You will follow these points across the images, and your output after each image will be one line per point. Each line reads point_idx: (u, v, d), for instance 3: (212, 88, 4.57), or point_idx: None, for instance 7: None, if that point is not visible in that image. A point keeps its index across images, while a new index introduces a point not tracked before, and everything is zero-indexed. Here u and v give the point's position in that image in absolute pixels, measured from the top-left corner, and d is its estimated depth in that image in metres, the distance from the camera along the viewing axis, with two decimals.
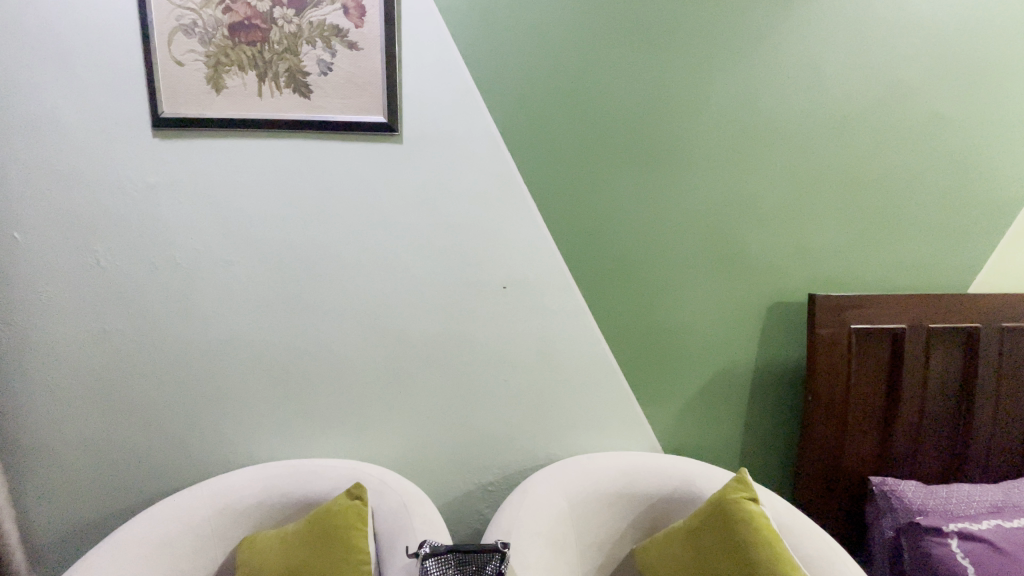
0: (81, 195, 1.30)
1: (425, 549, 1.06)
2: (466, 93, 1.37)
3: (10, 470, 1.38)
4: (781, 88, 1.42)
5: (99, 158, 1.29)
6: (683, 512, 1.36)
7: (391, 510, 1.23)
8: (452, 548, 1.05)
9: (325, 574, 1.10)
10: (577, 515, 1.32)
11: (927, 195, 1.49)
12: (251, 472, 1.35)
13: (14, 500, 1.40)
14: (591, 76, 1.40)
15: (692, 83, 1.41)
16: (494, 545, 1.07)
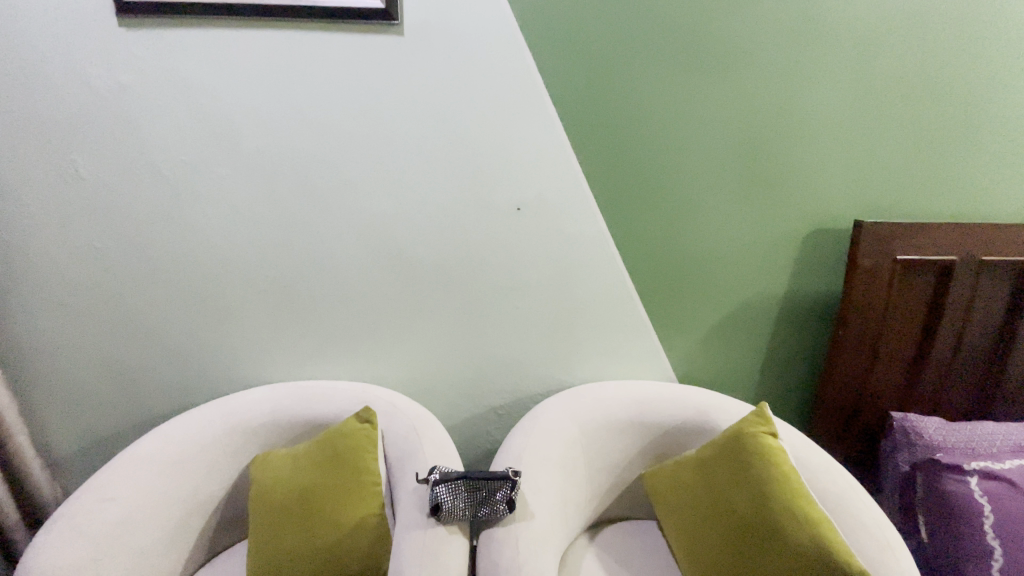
0: (47, 95, 1.16)
1: (436, 476, 1.04)
2: None
3: (19, 385, 1.39)
4: None
5: (60, 50, 1.13)
6: (696, 441, 1.34)
7: (400, 433, 1.22)
8: (463, 475, 1.04)
9: (336, 494, 1.11)
10: (589, 441, 1.29)
11: (1005, 108, 1.29)
12: (259, 392, 1.33)
13: (28, 413, 1.41)
14: None
15: None
16: (505, 472, 1.05)
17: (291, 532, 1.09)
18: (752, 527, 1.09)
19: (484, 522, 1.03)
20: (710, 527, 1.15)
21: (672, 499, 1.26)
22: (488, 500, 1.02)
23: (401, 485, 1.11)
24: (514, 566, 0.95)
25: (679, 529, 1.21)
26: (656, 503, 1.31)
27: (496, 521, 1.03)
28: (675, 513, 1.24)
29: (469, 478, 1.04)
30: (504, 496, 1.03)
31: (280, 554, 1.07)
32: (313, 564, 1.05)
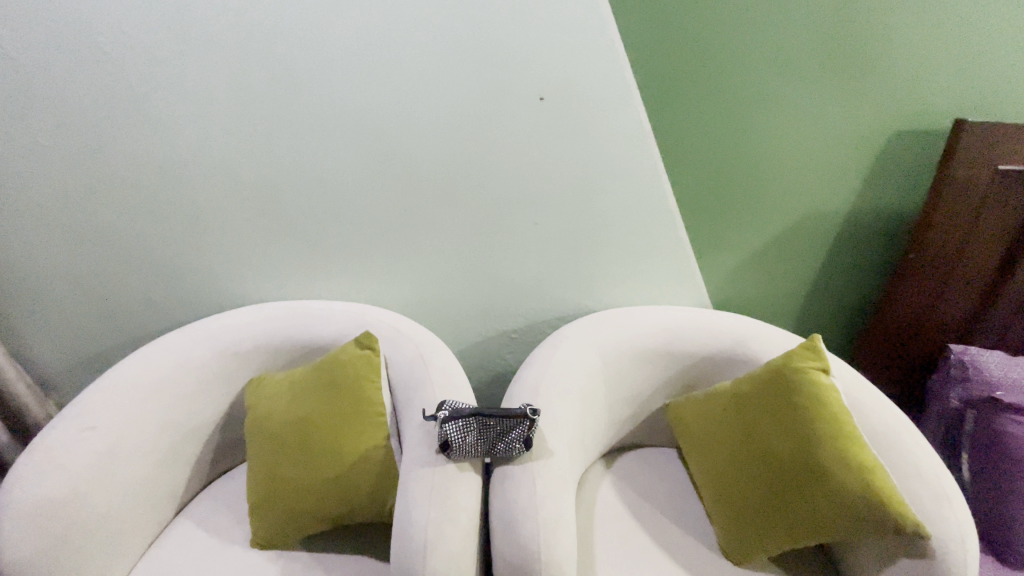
0: None
1: (444, 413, 0.92)
2: None
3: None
4: None
5: None
6: (731, 372, 1.21)
7: (405, 361, 1.10)
8: (474, 412, 0.92)
9: (335, 424, 1.02)
10: (612, 371, 1.17)
11: None
12: (249, 313, 1.22)
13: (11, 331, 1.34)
14: None
15: None
16: (522, 409, 0.92)
17: (292, 461, 1.02)
18: (794, 467, 1.00)
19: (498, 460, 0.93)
20: (743, 463, 1.07)
21: (701, 431, 1.16)
22: (501, 439, 0.92)
23: (407, 417, 1.02)
24: (530, 509, 0.87)
25: (706, 460, 1.14)
26: (680, 432, 1.22)
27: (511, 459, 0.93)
28: (702, 444, 1.16)
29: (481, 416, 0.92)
30: (520, 436, 0.92)
31: (283, 482, 1.01)
32: (317, 495, 1.00)
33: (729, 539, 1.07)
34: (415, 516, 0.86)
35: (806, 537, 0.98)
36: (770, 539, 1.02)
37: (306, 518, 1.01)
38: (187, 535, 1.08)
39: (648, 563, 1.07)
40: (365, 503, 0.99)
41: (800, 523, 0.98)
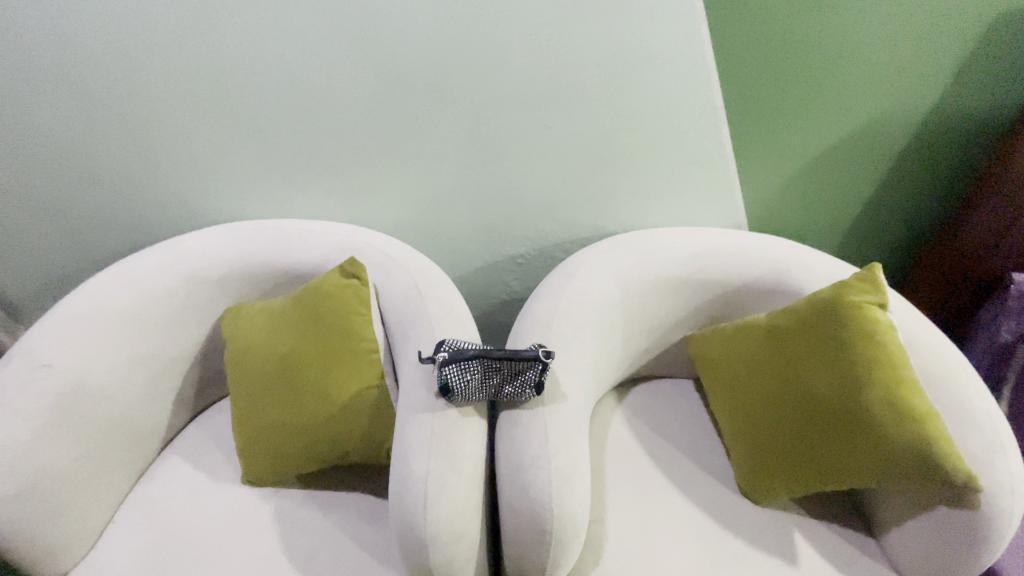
0: None
1: (443, 355, 0.80)
2: None
3: None
4: None
5: None
6: (766, 304, 1.07)
7: (398, 292, 0.96)
8: (477, 355, 0.79)
9: (321, 363, 0.91)
10: (632, 302, 1.02)
11: None
12: (218, 235, 1.07)
13: None
14: None
15: None
16: (533, 351, 0.80)
17: (278, 400, 0.92)
18: (833, 412, 0.90)
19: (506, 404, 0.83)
20: (774, 404, 0.97)
21: (727, 367, 1.06)
22: (509, 383, 0.80)
23: (403, 355, 0.90)
24: (542, 460, 0.78)
25: (730, 398, 1.05)
26: (702, 366, 1.11)
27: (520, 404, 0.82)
28: (727, 381, 1.05)
29: (486, 358, 0.79)
30: (530, 380, 0.80)
31: (271, 422, 0.93)
32: (308, 437, 0.91)
33: (750, 479, 1.01)
34: (414, 466, 0.78)
35: (837, 482, 0.91)
36: (796, 482, 0.95)
37: (297, 459, 0.93)
38: (175, 472, 1.02)
39: (661, 502, 1.02)
40: (360, 446, 0.91)
41: (833, 469, 0.91)
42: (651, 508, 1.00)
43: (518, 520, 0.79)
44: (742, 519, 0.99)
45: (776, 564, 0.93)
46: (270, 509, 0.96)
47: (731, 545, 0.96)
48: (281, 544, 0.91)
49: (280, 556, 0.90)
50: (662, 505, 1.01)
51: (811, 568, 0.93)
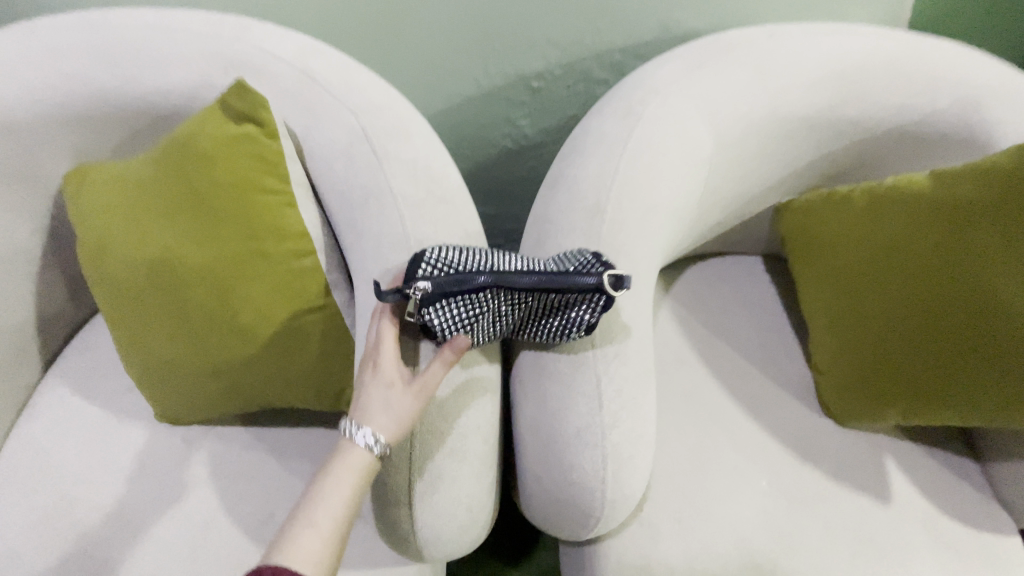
0: None
1: (422, 287, 0.45)
2: None
3: None
4: None
5: None
6: (908, 158, 0.72)
7: (334, 149, 0.55)
8: (486, 282, 0.46)
9: (216, 275, 0.54)
10: (723, 156, 0.63)
11: None
12: (10, 40, 0.61)
13: None
14: None
15: None
16: (588, 279, 0.45)
17: (165, 329, 0.58)
18: (1009, 325, 0.63)
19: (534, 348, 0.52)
20: (915, 306, 0.68)
21: (845, 250, 0.73)
22: (542, 317, 0.49)
23: (356, 260, 0.55)
24: (590, 432, 0.50)
25: (839, 293, 0.74)
26: (799, 252, 0.79)
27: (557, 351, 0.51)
28: (840, 269, 0.74)
29: (502, 287, 0.46)
30: (577, 319, 0.48)
31: (161, 359, 0.60)
32: (221, 382, 0.60)
33: (843, 398, 0.75)
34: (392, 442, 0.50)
35: (972, 415, 0.68)
36: (914, 410, 0.70)
37: (214, 407, 0.63)
38: (64, 406, 0.74)
39: (722, 426, 0.78)
40: (302, 398, 0.60)
41: (1000, 400, 0.65)
42: (709, 435, 0.77)
43: (546, 499, 0.54)
44: (823, 444, 0.78)
45: (862, 501, 0.74)
46: (203, 456, 0.71)
47: (808, 477, 0.76)
48: (223, 502, 0.68)
49: (223, 519, 0.67)
50: (723, 429, 0.78)
51: (903, 503, 0.75)
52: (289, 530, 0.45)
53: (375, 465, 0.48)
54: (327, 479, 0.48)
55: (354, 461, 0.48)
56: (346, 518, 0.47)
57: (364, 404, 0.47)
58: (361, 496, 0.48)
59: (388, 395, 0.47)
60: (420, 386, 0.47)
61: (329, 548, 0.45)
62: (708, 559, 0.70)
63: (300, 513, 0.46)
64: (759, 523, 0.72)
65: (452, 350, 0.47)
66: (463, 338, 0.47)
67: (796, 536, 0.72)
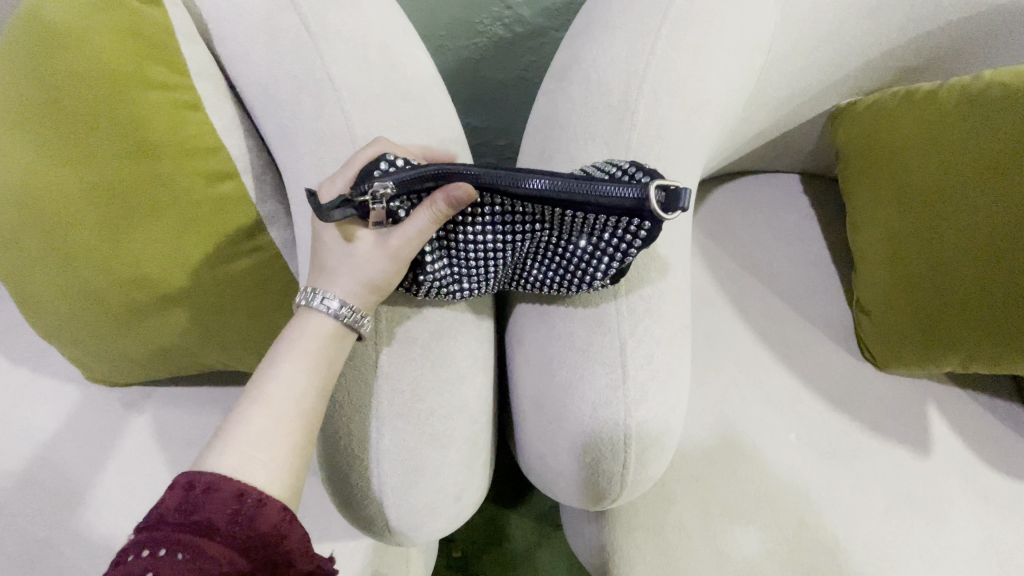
0: None
1: (385, 191, 0.35)
2: None
3: None
4: None
5: None
6: (1008, 42, 0.56)
7: (249, 24, 0.39)
8: (476, 183, 0.36)
9: (100, 202, 0.40)
10: (781, 37, 0.48)
11: None
12: None
13: None
14: None
15: None
16: (624, 192, 0.33)
17: (47, 278, 0.45)
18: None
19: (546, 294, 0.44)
20: (992, 230, 0.55)
21: (912, 163, 0.60)
22: (560, 239, 0.40)
23: (294, 184, 0.41)
24: (609, 409, 0.41)
25: (898, 214, 0.62)
26: (858, 171, 0.65)
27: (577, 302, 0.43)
28: (901, 186, 0.61)
29: (502, 192, 0.36)
30: (604, 252, 0.38)
31: (51, 316, 0.47)
32: (135, 341, 0.48)
33: (882, 335, 0.66)
34: (360, 422, 0.41)
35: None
36: (965, 351, 0.60)
37: (136, 369, 0.52)
38: None
39: (748, 373, 0.69)
40: (245, 357, 0.49)
41: None
42: (732, 384, 0.68)
43: (550, 478, 0.47)
44: (861, 392, 0.69)
45: (901, 454, 0.67)
46: (147, 421, 0.61)
47: (842, 428, 0.67)
48: (175, 473, 0.59)
49: None
50: (750, 377, 0.69)
51: (945, 453, 0.67)
52: (238, 409, 0.37)
53: (344, 332, 0.40)
54: (284, 351, 0.38)
55: (313, 330, 0.39)
56: (311, 396, 0.38)
57: (325, 267, 0.39)
58: (329, 369, 0.39)
59: (355, 254, 0.39)
60: (398, 239, 0.37)
61: (290, 433, 0.37)
62: (730, 521, 0.63)
63: (249, 388, 0.37)
64: (786, 480, 0.65)
65: (446, 204, 0.36)
66: (461, 188, 0.35)
67: (826, 492, 0.64)
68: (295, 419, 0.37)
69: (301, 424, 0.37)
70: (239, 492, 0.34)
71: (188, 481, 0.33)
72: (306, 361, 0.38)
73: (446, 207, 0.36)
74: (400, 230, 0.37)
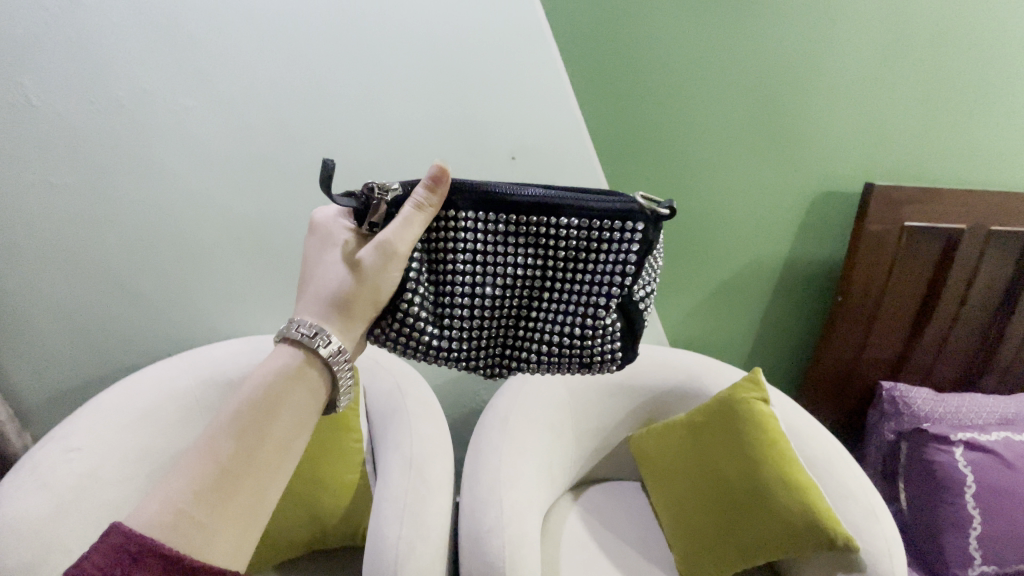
0: None
1: (393, 190, 0.71)
2: None
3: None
4: None
5: None
6: (683, 407, 1.32)
7: (382, 394, 1.17)
8: (512, 202, 0.74)
9: (315, 450, 1.05)
10: (577, 402, 1.27)
11: None
12: (235, 345, 1.27)
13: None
14: None
15: None
16: (615, 205, 0.75)
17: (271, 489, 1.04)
18: (769, 452, 1.09)
19: (554, 336, 0.78)
20: (716, 463, 1.13)
21: (669, 439, 1.24)
22: (554, 266, 0.77)
23: (317, 218, 0.76)
24: (500, 528, 0.94)
25: (677, 464, 1.20)
26: (644, 468, 1.27)
27: (581, 324, 0.78)
28: (674, 452, 1.21)
29: (519, 210, 0.74)
30: (605, 268, 0.77)
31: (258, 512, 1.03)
32: (291, 521, 1.02)
33: (686, 563, 1.10)
34: (384, 535, 0.91)
35: (779, 532, 1.02)
36: (745, 532, 1.05)
37: (279, 547, 1.02)
38: None
39: None
40: (340, 525, 1.04)
41: (761, 542, 1.03)
42: None
43: None
44: None
45: None
46: None
47: None
48: None
49: None
50: None
51: None
52: (183, 468, 0.57)
53: (271, 390, 0.64)
54: (224, 416, 0.62)
55: (245, 398, 0.63)
56: (236, 450, 0.59)
57: (337, 267, 0.70)
58: (252, 424, 0.61)
59: (353, 261, 0.69)
60: (385, 231, 0.69)
61: (221, 479, 0.57)
62: None
63: (194, 450, 0.58)
64: None
65: (423, 192, 0.70)
66: (442, 168, 0.70)
67: None
68: (228, 464, 0.58)
69: (233, 465, 0.58)
70: (168, 555, 0.49)
71: (124, 535, 0.48)
72: (236, 423, 0.61)
73: (429, 196, 0.70)
74: (388, 226, 0.70)
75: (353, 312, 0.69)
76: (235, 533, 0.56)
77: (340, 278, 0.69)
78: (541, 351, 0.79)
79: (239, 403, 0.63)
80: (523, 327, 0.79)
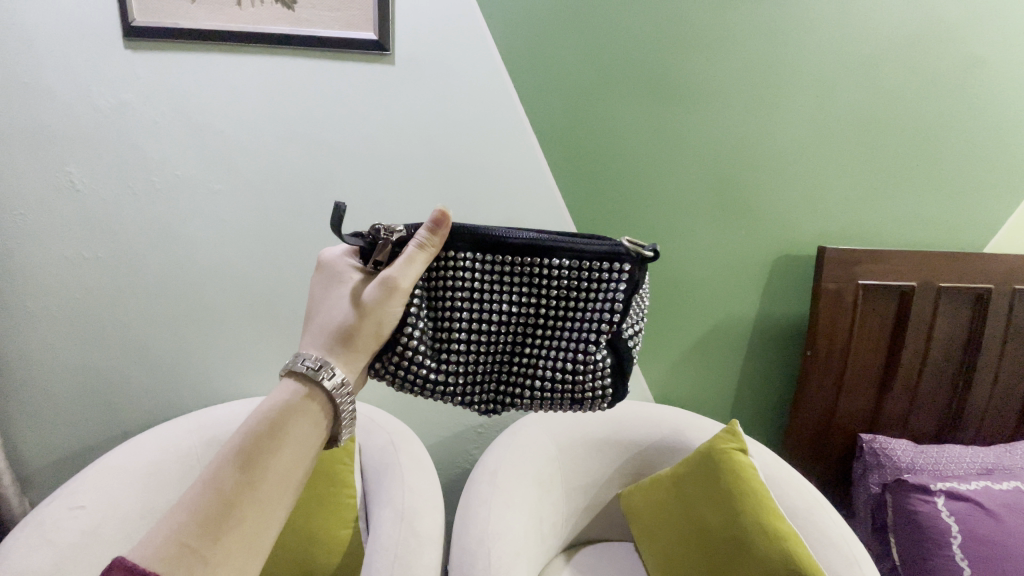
0: (37, 117, 1.14)
1: (398, 231, 0.82)
2: (470, 28, 1.21)
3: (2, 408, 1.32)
4: (811, 30, 1.26)
5: (59, 84, 1.13)
6: (669, 461, 1.36)
7: (376, 450, 1.22)
8: (508, 242, 0.85)
9: (311, 505, 1.09)
10: (566, 457, 1.31)
11: (963, 138, 1.35)
12: (239, 406, 1.34)
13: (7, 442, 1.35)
14: (607, 29, 1.24)
15: (712, 30, 1.25)
16: (606, 246, 0.87)
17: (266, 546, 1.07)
18: (750, 502, 1.12)
19: (547, 366, 0.87)
20: (701, 514, 1.16)
21: (656, 490, 1.27)
22: (550, 301, 0.87)
23: (326, 258, 0.86)
24: None
25: (664, 516, 1.22)
26: (634, 523, 1.29)
27: (574, 356, 0.87)
28: (661, 505, 1.24)
29: (514, 250, 0.85)
30: (596, 304, 0.87)
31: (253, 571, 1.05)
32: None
33: None
34: None
35: None
36: None
37: None
38: None
39: None
40: None
41: None
42: None
43: None
44: None
45: None
46: None
47: None
48: None
49: None
50: None
51: None
52: (187, 501, 0.63)
53: (271, 425, 0.71)
54: (226, 450, 0.68)
55: (246, 432, 0.69)
56: (236, 483, 0.65)
57: (345, 301, 0.79)
58: (252, 458, 0.67)
59: (359, 296, 0.79)
60: (390, 270, 0.79)
61: (221, 512, 0.63)
62: None
63: (198, 483, 0.64)
64: None
65: (427, 234, 0.81)
66: (443, 215, 0.81)
67: None
68: (228, 496, 0.64)
69: (232, 498, 0.64)
70: None
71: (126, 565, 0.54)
72: (237, 457, 0.67)
73: (431, 237, 0.81)
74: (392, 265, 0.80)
75: (358, 345, 0.78)
76: (235, 561, 0.61)
77: (346, 312, 0.78)
78: (535, 381, 0.87)
79: (241, 437, 0.69)
80: (518, 359, 0.88)
